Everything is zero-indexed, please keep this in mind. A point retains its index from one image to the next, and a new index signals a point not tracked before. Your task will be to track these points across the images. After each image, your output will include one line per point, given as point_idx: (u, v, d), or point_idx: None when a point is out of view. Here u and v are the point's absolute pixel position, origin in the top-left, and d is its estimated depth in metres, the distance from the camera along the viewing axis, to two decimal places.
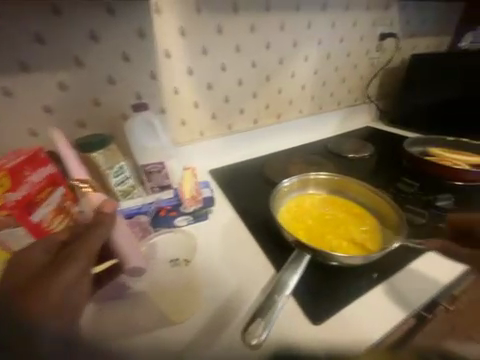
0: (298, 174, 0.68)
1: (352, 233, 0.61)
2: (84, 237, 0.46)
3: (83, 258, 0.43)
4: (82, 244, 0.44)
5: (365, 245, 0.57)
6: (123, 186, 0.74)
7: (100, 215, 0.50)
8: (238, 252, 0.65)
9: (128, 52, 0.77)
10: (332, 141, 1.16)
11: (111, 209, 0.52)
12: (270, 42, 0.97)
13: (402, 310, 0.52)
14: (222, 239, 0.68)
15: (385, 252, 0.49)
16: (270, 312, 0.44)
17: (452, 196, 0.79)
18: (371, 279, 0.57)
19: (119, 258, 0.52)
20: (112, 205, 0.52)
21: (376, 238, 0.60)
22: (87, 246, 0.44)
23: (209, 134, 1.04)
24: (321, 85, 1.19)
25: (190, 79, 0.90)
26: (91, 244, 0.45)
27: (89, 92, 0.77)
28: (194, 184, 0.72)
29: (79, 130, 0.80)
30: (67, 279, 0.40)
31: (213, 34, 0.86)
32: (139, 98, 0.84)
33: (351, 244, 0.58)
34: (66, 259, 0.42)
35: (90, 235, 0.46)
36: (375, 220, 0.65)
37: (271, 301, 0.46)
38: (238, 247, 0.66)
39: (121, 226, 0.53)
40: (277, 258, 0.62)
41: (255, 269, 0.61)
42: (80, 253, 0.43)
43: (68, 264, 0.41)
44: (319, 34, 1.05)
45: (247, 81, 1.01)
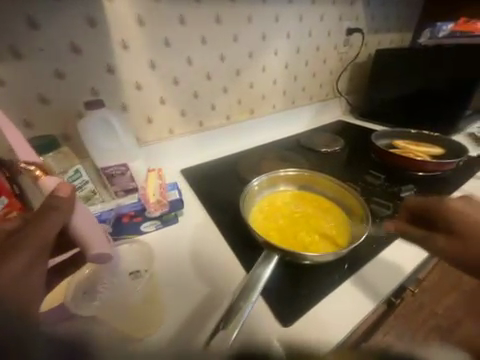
0: (268, 172, 0.67)
1: (323, 229, 0.60)
2: (35, 222, 0.39)
3: (31, 247, 0.36)
4: (32, 230, 0.38)
5: (335, 238, 0.57)
6: (81, 192, 0.67)
7: (54, 199, 0.41)
8: (210, 255, 0.63)
9: (77, 43, 0.69)
10: (305, 136, 1.17)
11: (69, 193, 0.43)
12: (237, 35, 0.94)
13: (372, 300, 0.53)
14: (193, 242, 0.66)
15: (354, 245, 0.49)
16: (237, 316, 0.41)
17: (414, 186, 0.83)
18: (340, 273, 0.58)
19: (81, 245, 0.46)
20: (68, 188, 0.44)
21: (346, 230, 0.61)
22: (39, 231, 0.38)
23: (179, 132, 0.99)
24: (293, 80, 1.19)
25: (153, 74, 0.84)
26: (43, 232, 0.38)
27: (33, 88, 0.68)
28: (159, 187, 0.68)
29: (25, 131, 0.71)
30: (16, 267, 0.34)
31: (175, 25, 0.81)
32: (96, 94, 0.77)
33: (322, 238, 0.57)
34: (9, 249, 0.35)
35: (42, 220, 0.39)
36: (343, 212, 0.65)
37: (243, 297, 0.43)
38: (210, 250, 0.64)
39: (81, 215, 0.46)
40: (248, 260, 0.60)
41: (226, 271, 0.59)
42: (30, 239, 0.36)
43: (12, 254, 0.35)
44: (287, 27, 1.04)
45: (216, 76, 0.97)
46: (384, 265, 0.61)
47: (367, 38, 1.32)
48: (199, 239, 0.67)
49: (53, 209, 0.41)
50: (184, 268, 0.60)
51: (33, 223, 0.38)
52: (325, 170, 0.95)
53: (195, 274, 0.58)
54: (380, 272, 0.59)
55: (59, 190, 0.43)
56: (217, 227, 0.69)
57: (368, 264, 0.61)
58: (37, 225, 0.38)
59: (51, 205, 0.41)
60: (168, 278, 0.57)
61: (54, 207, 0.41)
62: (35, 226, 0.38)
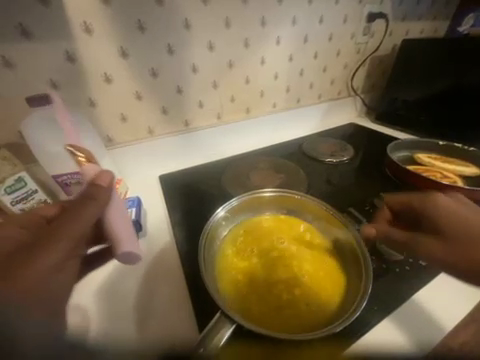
0: (245, 194, 0.56)
1: (311, 277, 0.47)
2: (74, 211, 0.38)
3: (67, 238, 0.36)
4: (67, 221, 0.37)
5: (324, 292, 0.45)
6: (26, 204, 0.57)
7: (93, 187, 0.41)
8: (160, 278, 0.52)
9: (26, 25, 0.58)
10: (308, 141, 1.00)
11: (108, 183, 0.43)
12: (229, 18, 0.78)
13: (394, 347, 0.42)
14: (147, 265, 0.55)
15: (351, 320, 0.37)
16: (219, 330, 0.35)
17: None
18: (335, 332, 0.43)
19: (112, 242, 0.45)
20: (109, 177, 0.43)
21: (338, 275, 0.48)
22: (77, 221, 0.37)
23: (161, 132, 0.86)
24: (299, 75, 1.01)
25: (125, 64, 0.71)
26: (81, 222, 0.38)
27: None
28: None
29: None
30: (53, 258, 0.34)
31: (150, 5, 0.67)
32: (55, 87, 0.66)
33: (308, 291, 0.44)
34: (53, 234, 0.36)
35: (81, 208, 0.38)
36: (333, 247, 0.53)
37: (213, 331, 0.35)
38: (162, 273, 0.53)
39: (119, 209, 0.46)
40: (204, 309, 0.46)
41: (176, 311, 0.47)
42: (67, 230, 0.36)
43: (52, 244, 0.35)
44: (293, 10, 0.86)
45: (203, 69, 0.82)
46: (401, 321, 0.45)
47: (392, 26, 1.11)
48: (154, 272, 0.53)
49: (88, 201, 0.39)
50: (128, 300, 0.49)
51: (68, 215, 0.38)
52: (328, 186, 0.79)
53: (137, 297, 0.49)
54: (393, 330, 0.44)
55: (98, 179, 0.42)
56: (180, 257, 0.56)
57: (369, 333, 0.43)
58: (75, 214, 0.38)
59: (85, 199, 0.40)
60: (110, 305, 0.48)
61: (91, 197, 0.40)
62: (70, 219, 0.37)
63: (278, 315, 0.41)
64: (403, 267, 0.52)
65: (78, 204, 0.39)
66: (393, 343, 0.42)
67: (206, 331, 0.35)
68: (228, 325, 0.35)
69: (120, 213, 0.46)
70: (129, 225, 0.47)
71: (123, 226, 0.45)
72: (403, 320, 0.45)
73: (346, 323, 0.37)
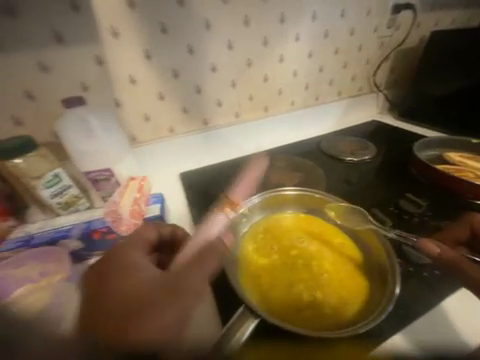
0: (267, 193, 0.56)
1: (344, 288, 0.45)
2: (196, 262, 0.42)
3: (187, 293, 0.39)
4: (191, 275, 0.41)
5: (349, 297, 0.44)
6: (62, 198, 0.62)
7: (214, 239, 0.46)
8: None
9: (61, 31, 0.62)
10: (327, 139, 0.98)
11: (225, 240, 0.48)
12: (249, 17, 0.78)
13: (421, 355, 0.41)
14: None
15: (376, 322, 0.37)
16: (243, 320, 0.36)
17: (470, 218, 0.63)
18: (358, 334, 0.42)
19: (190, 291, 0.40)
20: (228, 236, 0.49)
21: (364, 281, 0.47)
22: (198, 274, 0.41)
23: (181, 130, 0.88)
24: (318, 71, 0.99)
25: (149, 65, 0.74)
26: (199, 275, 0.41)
27: (20, 83, 0.63)
28: (137, 199, 0.59)
29: (14, 129, 0.67)
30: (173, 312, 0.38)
31: (172, 7, 0.69)
32: (85, 89, 0.70)
33: (336, 297, 0.44)
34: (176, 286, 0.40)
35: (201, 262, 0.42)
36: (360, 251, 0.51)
37: (239, 321, 0.36)
38: None
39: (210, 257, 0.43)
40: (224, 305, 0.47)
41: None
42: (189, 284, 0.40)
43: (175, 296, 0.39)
44: (313, 5, 0.85)
45: (222, 68, 0.83)
46: (427, 329, 0.44)
47: (419, 17, 1.05)
48: None
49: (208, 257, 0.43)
50: None
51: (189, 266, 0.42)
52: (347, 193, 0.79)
53: None
54: (418, 337, 0.43)
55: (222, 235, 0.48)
56: None
57: (392, 338, 0.42)
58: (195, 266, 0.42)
59: (203, 254, 0.43)
60: None
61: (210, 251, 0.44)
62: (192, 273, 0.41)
63: (298, 315, 0.41)
64: (431, 272, 0.50)
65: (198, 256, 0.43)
66: (418, 351, 0.41)
67: (231, 321, 0.36)
68: (252, 318, 0.37)
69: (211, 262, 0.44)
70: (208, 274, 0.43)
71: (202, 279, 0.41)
72: (429, 327, 0.44)
73: (371, 325, 0.37)
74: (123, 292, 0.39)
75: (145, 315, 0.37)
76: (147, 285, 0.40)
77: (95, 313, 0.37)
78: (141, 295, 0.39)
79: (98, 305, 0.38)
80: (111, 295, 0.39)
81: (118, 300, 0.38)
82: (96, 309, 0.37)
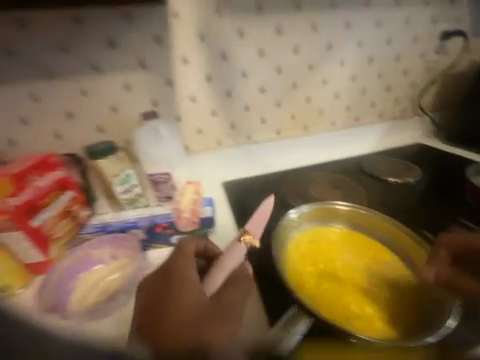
0: (310, 209, 0.61)
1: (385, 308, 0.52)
2: (236, 286, 0.49)
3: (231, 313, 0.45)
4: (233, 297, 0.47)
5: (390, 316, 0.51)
6: (128, 194, 0.72)
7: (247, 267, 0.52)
8: None
9: (145, 59, 0.76)
10: (368, 159, 0.99)
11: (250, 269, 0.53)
12: (298, 46, 0.87)
13: None
14: None
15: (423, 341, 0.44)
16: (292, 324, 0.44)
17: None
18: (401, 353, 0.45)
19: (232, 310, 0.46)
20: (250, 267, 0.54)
21: (402, 302, 0.54)
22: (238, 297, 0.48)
23: (226, 143, 0.97)
24: (361, 94, 1.03)
25: (208, 86, 0.85)
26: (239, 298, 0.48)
27: (107, 99, 0.78)
28: (194, 201, 0.67)
29: (97, 135, 0.81)
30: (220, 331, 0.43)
31: (234, 39, 0.81)
32: (155, 105, 0.82)
33: (378, 314, 0.51)
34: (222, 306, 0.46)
35: (240, 286, 0.49)
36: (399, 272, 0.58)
37: (289, 323, 0.44)
38: None
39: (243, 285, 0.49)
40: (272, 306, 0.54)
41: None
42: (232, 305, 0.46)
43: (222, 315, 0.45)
44: (359, 34, 0.91)
45: (270, 89, 0.92)
46: None
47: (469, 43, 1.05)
48: None
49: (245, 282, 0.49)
50: None
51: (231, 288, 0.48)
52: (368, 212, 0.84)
53: None
54: None
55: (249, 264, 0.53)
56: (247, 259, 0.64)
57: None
58: (236, 288, 0.48)
59: (236, 279, 0.49)
60: None
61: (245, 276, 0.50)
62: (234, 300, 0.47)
63: (346, 321, 0.48)
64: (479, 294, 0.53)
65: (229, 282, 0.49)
66: None
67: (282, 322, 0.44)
68: (301, 322, 0.44)
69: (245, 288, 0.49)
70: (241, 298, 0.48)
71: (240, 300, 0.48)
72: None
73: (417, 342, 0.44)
74: (177, 307, 0.44)
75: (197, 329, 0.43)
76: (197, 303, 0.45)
77: (152, 322, 0.44)
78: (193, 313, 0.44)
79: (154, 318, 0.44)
80: (165, 309, 0.45)
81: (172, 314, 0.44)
82: (152, 320, 0.44)
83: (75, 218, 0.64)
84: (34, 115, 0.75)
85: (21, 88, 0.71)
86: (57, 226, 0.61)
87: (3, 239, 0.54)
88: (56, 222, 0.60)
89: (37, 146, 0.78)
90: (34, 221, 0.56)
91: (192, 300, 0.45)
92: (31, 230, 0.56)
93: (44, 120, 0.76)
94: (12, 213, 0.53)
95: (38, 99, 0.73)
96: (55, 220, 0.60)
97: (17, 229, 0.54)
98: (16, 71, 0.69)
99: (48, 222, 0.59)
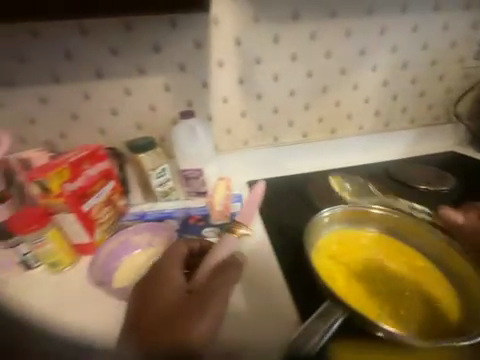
0: (340, 211, 0.65)
1: (416, 311, 0.55)
2: (222, 278, 0.56)
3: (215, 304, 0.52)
4: (218, 288, 0.54)
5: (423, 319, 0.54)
6: (163, 187, 0.77)
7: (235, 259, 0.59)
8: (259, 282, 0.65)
9: (184, 62, 0.81)
10: (397, 165, 0.97)
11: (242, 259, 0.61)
12: (330, 50, 0.88)
13: None
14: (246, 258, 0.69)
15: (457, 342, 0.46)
16: (320, 327, 0.45)
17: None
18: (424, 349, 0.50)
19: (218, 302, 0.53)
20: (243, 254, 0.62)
21: (432, 306, 0.56)
22: (223, 289, 0.54)
23: (253, 144, 1.00)
24: (392, 99, 1.01)
25: (240, 89, 0.89)
26: (224, 289, 0.55)
27: (148, 98, 0.84)
28: (225, 197, 0.72)
29: (136, 131, 0.88)
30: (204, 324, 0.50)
31: (269, 44, 0.84)
32: (190, 105, 0.87)
33: (409, 314, 0.54)
34: (207, 297, 0.53)
35: (225, 276, 0.56)
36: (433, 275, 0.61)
37: (316, 325, 0.46)
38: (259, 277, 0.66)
39: (230, 277, 0.56)
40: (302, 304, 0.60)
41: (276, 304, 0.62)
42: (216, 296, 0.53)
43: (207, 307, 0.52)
44: (394, 39, 0.91)
45: (299, 92, 0.93)
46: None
47: None
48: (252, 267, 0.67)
49: (229, 272, 0.57)
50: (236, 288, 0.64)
51: (216, 281, 0.55)
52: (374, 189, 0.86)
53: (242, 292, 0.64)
54: None
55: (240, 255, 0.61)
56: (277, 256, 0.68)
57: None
58: (222, 280, 0.56)
59: (226, 268, 0.57)
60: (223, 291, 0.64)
61: (230, 265, 0.58)
62: (218, 288, 0.54)
63: (378, 316, 0.53)
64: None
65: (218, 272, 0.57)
66: None
67: (307, 325, 0.46)
68: (326, 326, 0.45)
69: (229, 279, 0.56)
70: (225, 289, 0.55)
71: (225, 291, 0.54)
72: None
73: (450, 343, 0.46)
74: (159, 303, 0.53)
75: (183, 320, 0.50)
76: (178, 297, 0.53)
77: (146, 316, 0.52)
78: (173, 306, 0.52)
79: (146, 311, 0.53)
80: (151, 303, 0.54)
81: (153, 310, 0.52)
82: (147, 313, 0.53)
83: (117, 207, 0.69)
84: (83, 111, 0.82)
85: (75, 87, 0.79)
86: (100, 213, 0.66)
87: (57, 219, 0.61)
88: (100, 209, 0.65)
89: (84, 140, 0.86)
90: (83, 207, 0.62)
91: (178, 292, 0.54)
92: (80, 214, 0.62)
93: (92, 116, 0.83)
94: (67, 198, 0.60)
95: (88, 97, 0.81)
96: (99, 207, 0.65)
97: (69, 212, 0.61)
98: (73, 72, 0.77)
99: (94, 208, 0.64)
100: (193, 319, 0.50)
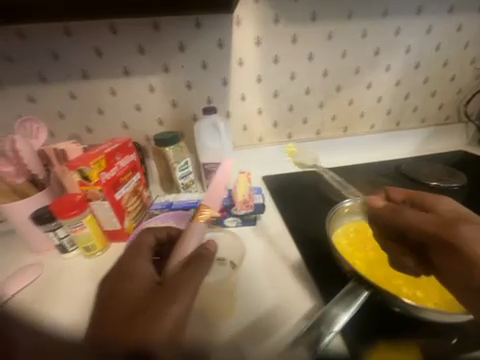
0: (346, 210, 0.68)
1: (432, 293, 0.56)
2: (192, 269, 0.49)
3: (182, 297, 0.46)
4: (188, 280, 0.48)
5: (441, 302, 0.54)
6: (185, 180, 0.82)
7: (205, 249, 0.53)
8: (278, 270, 0.66)
9: (206, 61, 0.85)
10: (409, 163, 1.00)
11: (213, 248, 0.54)
12: (346, 50, 0.91)
13: None
14: (268, 246, 0.72)
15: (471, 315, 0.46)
16: (330, 325, 0.46)
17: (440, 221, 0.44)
18: (444, 337, 0.51)
19: (184, 294, 0.46)
20: (212, 244, 0.55)
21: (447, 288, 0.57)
22: (192, 283, 0.47)
23: (268, 140, 1.03)
24: (404, 98, 1.04)
25: (258, 87, 0.93)
26: (194, 282, 0.48)
27: (170, 95, 0.88)
28: (248, 190, 0.79)
29: (158, 127, 0.92)
30: (170, 318, 0.44)
31: (287, 44, 0.87)
32: (209, 102, 0.91)
33: (426, 296, 0.55)
34: (174, 290, 0.47)
35: (196, 267, 0.50)
36: None
37: (326, 321, 0.47)
38: (278, 265, 0.67)
39: (199, 268, 0.50)
40: (326, 292, 0.59)
41: (274, 314, 0.57)
42: (184, 290, 0.46)
43: (172, 302, 0.45)
44: (408, 40, 0.93)
45: (314, 90, 0.97)
46: None
47: None
48: (271, 256, 0.70)
49: (200, 263, 0.50)
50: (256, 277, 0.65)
51: (186, 272, 0.49)
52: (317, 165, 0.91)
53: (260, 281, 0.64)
54: None
55: (207, 245, 0.54)
56: (297, 247, 0.71)
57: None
58: (194, 271, 0.49)
59: (196, 257, 0.51)
60: (245, 280, 0.64)
61: (202, 256, 0.51)
62: (190, 273, 0.49)
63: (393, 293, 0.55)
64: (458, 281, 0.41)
65: (190, 261, 0.51)
66: None
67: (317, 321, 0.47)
68: (332, 325, 0.47)
69: (199, 271, 0.49)
70: (191, 278, 0.48)
71: (193, 282, 0.48)
72: None
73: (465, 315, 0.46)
74: (123, 293, 0.48)
75: (145, 314, 0.44)
76: (146, 287, 0.49)
77: (108, 309, 0.47)
78: (141, 295, 0.48)
79: (106, 305, 0.48)
80: (115, 294, 0.49)
81: (118, 300, 0.47)
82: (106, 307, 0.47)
83: (143, 198, 0.75)
84: (110, 106, 0.87)
85: (103, 84, 0.84)
86: (129, 201, 0.71)
87: (93, 206, 0.65)
88: (129, 198, 0.70)
89: (110, 134, 0.91)
90: (116, 195, 0.67)
91: (145, 282, 0.50)
92: (113, 202, 0.66)
93: (117, 112, 0.88)
94: (103, 186, 0.63)
95: (114, 93, 0.85)
96: (128, 196, 0.70)
97: (104, 200, 0.65)
98: (102, 69, 0.82)
99: (125, 197, 0.69)
100: (156, 315, 0.44)
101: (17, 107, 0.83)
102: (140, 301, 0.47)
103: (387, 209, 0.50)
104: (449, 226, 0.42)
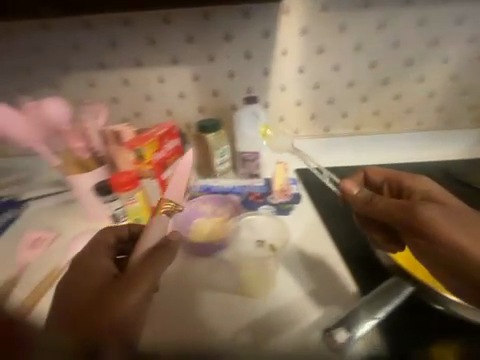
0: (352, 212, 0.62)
1: None
2: (154, 259, 0.51)
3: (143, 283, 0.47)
4: (151, 267, 0.50)
5: None
6: (223, 166, 0.86)
7: (168, 241, 0.54)
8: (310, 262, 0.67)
9: (250, 51, 0.86)
10: (459, 165, 0.92)
11: (175, 237, 0.55)
12: (398, 40, 0.86)
13: None
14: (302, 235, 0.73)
15: None
16: (356, 322, 0.50)
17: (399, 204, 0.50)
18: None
19: (144, 281, 0.48)
20: (176, 234, 0.56)
21: None
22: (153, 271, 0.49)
23: (304, 133, 0.99)
24: (460, 94, 0.95)
25: (299, 77, 0.91)
26: (156, 270, 0.50)
27: (212, 84, 0.91)
28: (284, 180, 0.82)
29: (197, 115, 0.95)
30: (130, 304, 0.44)
31: (334, 34, 0.85)
32: (249, 92, 0.92)
33: None
34: (133, 277, 0.48)
35: (160, 256, 0.51)
36: None
37: (353, 319, 0.50)
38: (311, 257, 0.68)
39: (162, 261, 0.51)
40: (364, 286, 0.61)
41: (287, 311, 0.59)
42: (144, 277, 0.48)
43: (133, 290, 0.46)
44: (471, 29, 0.85)
45: (359, 83, 0.92)
46: None
47: None
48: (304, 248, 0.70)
49: (164, 254, 0.52)
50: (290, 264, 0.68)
51: (147, 262, 0.50)
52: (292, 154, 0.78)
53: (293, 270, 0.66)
54: None
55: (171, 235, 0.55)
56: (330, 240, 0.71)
57: None
58: (158, 259, 0.51)
59: (158, 247, 0.52)
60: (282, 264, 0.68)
61: (164, 246, 0.53)
62: (149, 266, 0.50)
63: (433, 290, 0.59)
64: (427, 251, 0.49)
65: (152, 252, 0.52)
66: None
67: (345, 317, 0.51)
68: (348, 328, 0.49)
69: (161, 262, 0.51)
70: (152, 266, 0.50)
71: (156, 270, 0.50)
72: None
73: None
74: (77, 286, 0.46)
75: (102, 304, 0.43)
76: (102, 279, 0.48)
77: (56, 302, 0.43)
78: (94, 287, 0.46)
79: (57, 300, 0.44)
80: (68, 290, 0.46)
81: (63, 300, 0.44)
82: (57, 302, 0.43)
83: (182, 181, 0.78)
84: (157, 93, 0.93)
85: (153, 71, 0.89)
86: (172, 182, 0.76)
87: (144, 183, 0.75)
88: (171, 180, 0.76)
89: (153, 120, 0.96)
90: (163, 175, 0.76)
91: (102, 275, 0.49)
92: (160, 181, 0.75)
93: (163, 99, 0.93)
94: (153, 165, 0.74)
95: (162, 81, 0.91)
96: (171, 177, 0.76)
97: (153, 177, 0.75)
98: (153, 57, 0.87)
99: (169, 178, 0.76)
100: (112, 304, 0.44)
101: (76, 91, 0.91)
102: (91, 297, 0.44)
103: (360, 198, 0.55)
104: (410, 211, 0.48)
